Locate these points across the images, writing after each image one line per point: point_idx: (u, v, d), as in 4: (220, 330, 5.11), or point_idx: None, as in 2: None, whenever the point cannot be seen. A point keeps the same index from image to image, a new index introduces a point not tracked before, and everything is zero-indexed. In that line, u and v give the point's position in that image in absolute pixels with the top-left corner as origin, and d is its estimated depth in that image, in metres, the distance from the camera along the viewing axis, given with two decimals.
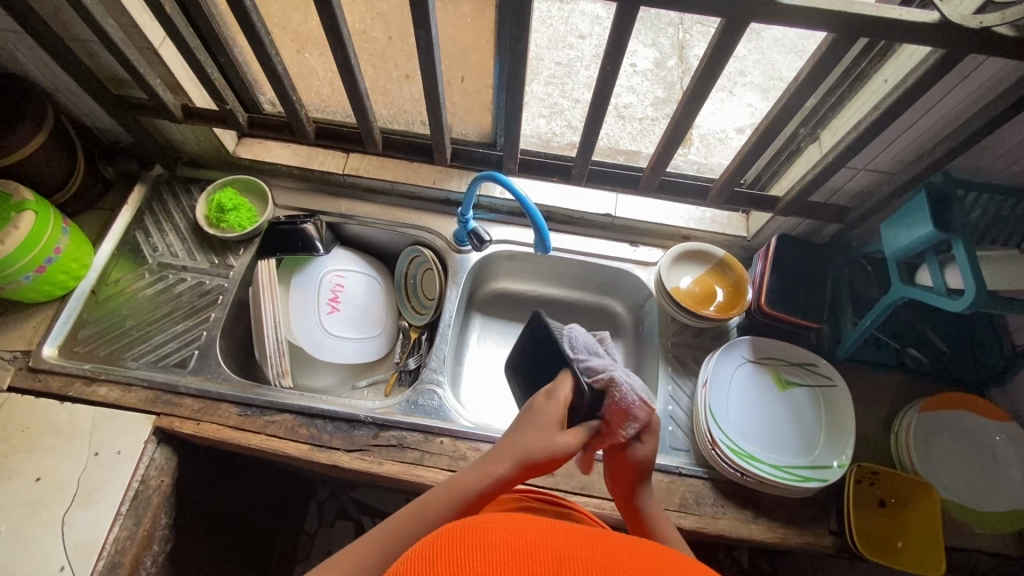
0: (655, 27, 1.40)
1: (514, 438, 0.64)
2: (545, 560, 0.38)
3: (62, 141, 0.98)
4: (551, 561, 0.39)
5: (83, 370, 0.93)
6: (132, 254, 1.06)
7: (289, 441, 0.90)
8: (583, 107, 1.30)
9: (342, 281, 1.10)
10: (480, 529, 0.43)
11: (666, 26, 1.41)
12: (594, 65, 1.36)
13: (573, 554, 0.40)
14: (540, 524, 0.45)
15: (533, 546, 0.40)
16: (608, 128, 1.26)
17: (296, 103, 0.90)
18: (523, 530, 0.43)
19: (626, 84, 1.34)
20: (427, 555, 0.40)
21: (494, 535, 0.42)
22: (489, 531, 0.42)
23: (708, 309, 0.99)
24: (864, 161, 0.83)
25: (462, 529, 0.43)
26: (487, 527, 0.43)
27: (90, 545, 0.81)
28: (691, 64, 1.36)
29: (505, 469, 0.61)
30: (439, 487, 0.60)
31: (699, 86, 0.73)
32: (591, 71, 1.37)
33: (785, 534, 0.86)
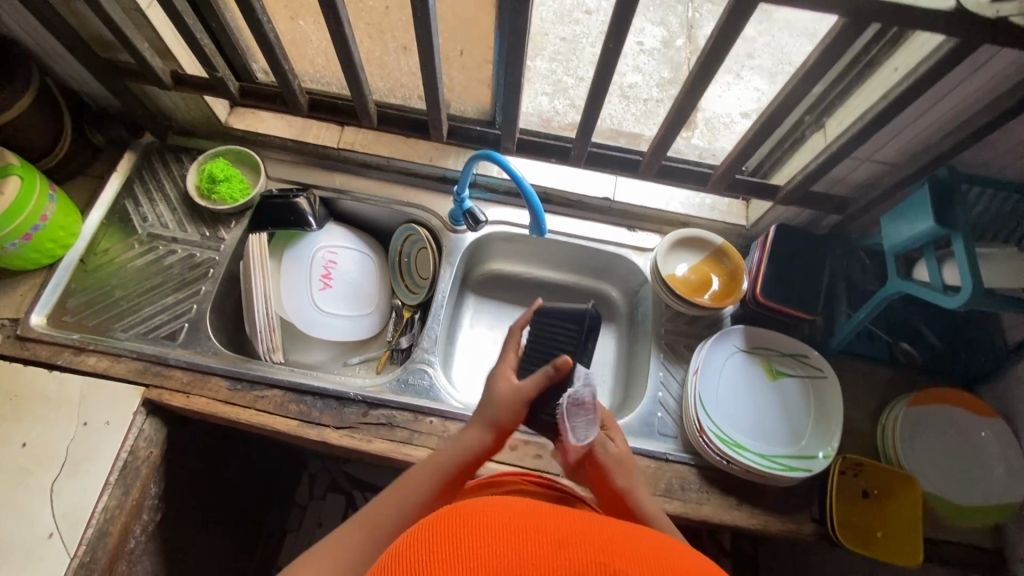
0: (664, 5, 1.36)
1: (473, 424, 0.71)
2: (547, 543, 0.35)
3: (49, 106, 0.95)
4: (553, 544, 0.35)
5: (72, 340, 0.93)
6: (122, 224, 1.04)
7: (278, 416, 0.89)
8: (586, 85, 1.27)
9: (335, 257, 1.09)
10: (489, 507, 0.39)
11: (675, 5, 1.37)
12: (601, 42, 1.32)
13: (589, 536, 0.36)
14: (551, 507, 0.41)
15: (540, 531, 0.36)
16: (611, 108, 1.24)
17: (289, 72, 0.86)
18: (532, 509, 0.39)
19: (632, 63, 1.31)
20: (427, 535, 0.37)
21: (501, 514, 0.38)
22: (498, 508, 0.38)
23: (703, 297, 0.99)
24: (869, 151, 0.81)
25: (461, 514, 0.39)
26: (488, 506, 0.39)
27: (80, 512, 0.82)
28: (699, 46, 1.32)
29: (481, 435, 0.70)
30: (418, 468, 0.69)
31: (704, 67, 0.71)
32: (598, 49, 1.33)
33: (767, 522, 0.87)
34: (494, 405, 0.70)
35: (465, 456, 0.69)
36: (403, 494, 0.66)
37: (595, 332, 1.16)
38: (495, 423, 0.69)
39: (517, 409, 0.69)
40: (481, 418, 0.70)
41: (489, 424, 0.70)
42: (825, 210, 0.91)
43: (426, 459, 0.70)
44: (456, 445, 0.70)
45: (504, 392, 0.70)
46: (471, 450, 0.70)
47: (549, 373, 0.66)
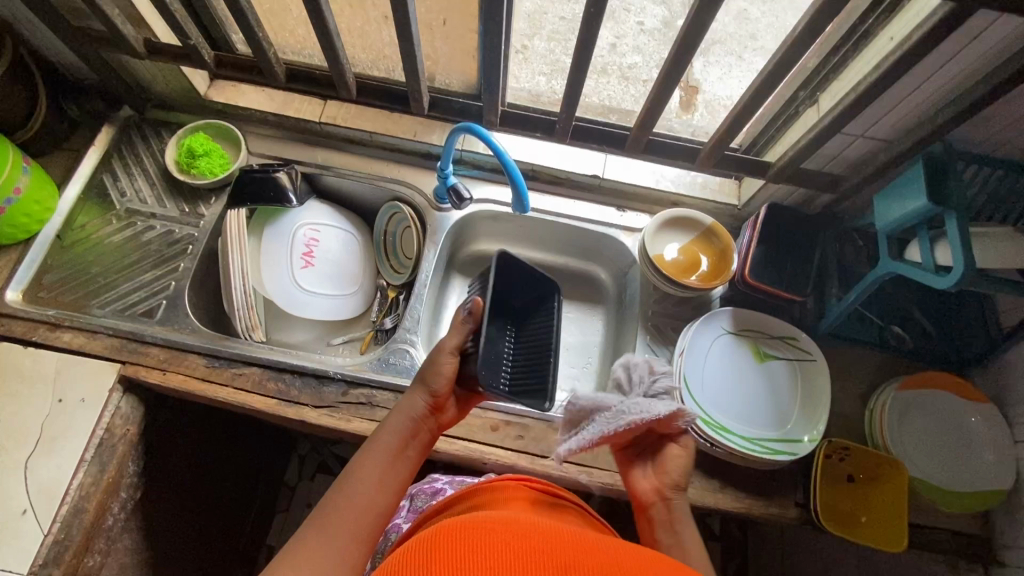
0: None
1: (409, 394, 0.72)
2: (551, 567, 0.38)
3: (20, 75, 0.92)
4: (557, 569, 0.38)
5: (47, 316, 0.91)
6: (99, 199, 1.02)
7: (256, 394, 0.88)
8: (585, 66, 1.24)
9: (317, 235, 1.06)
10: (485, 530, 0.42)
11: None
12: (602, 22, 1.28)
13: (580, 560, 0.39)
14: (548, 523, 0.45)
15: (536, 551, 0.39)
16: (607, 88, 1.21)
17: (262, 40, 0.82)
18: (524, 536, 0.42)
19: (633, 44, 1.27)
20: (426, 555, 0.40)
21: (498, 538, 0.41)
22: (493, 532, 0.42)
23: (691, 278, 0.96)
24: (861, 127, 0.78)
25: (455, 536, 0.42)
26: (486, 529, 0.42)
27: (55, 489, 0.82)
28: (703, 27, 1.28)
29: (418, 404, 0.71)
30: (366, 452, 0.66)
31: (686, 37, 0.67)
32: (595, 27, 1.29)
33: (750, 505, 0.86)
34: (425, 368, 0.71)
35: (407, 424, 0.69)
36: (356, 481, 0.62)
37: (584, 314, 1.14)
38: (429, 387, 0.71)
39: (451, 367, 0.70)
40: (415, 387, 0.72)
41: (424, 387, 0.71)
42: (817, 188, 0.88)
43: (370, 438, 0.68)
44: (397, 417, 0.69)
45: (433, 354, 0.72)
46: (412, 419, 0.69)
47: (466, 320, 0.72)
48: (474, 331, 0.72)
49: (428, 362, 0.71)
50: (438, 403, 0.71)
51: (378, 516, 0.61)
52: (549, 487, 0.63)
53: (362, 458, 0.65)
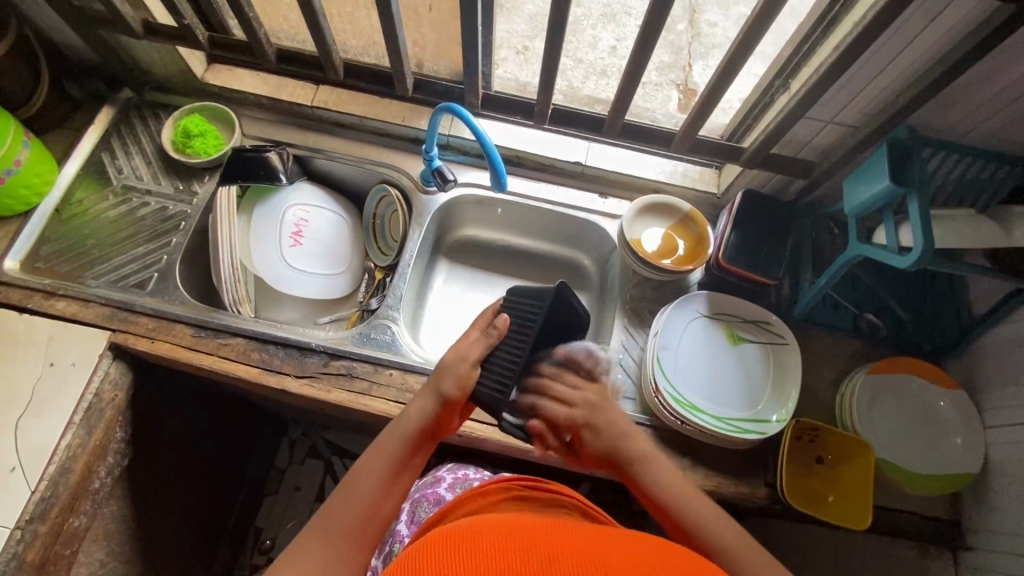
0: None
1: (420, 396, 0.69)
2: (539, 557, 0.41)
3: (24, 53, 0.97)
4: (543, 557, 0.41)
5: (42, 285, 0.94)
6: (97, 176, 1.06)
7: (240, 364, 0.91)
8: (584, 67, 1.26)
9: (307, 216, 1.09)
10: (469, 538, 0.44)
11: None
12: (602, 24, 1.30)
13: (563, 549, 0.42)
14: (546, 525, 0.48)
15: (522, 545, 0.42)
16: (600, 85, 1.24)
17: (253, 21, 0.85)
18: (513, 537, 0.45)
19: (631, 45, 1.30)
20: (414, 563, 0.41)
21: (485, 542, 0.43)
22: (478, 539, 0.44)
23: (666, 261, 0.98)
24: (829, 113, 0.81)
25: (456, 530, 0.47)
26: (475, 536, 0.45)
27: (43, 448, 0.84)
28: (702, 31, 1.31)
29: (425, 412, 0.68)
30: (369, 456, 0.66)
31: (652, 20, 0.70)
32: (591, 26, 1.31)
33: (720, 483, 0.87)
34: (440, 373, 0.69)
35: (415, 429, 0.67)
36: (356, 485, 0.63)
37: None
38: (441, 392, 0.68)
39: (469, 378, 0.68)
40: (427, 390, 0.69)
41: (436, 392, 0.68)
42: (791, 174, 0.90)
43: (375, 441, 0.67)
44: (404, 422, 0.68)
45: (451, 358, 0.70)
46: (419, 424, 0.67)
47: (491, 334, 0.71)
48: (498, 346, 0.71)
49: (440, 372, 0.69)
50: (448, 410, 0.68)
51: (377, 521, 0.62)
52: (559, 489, 0.72)
53: (365, 464, 0.65)
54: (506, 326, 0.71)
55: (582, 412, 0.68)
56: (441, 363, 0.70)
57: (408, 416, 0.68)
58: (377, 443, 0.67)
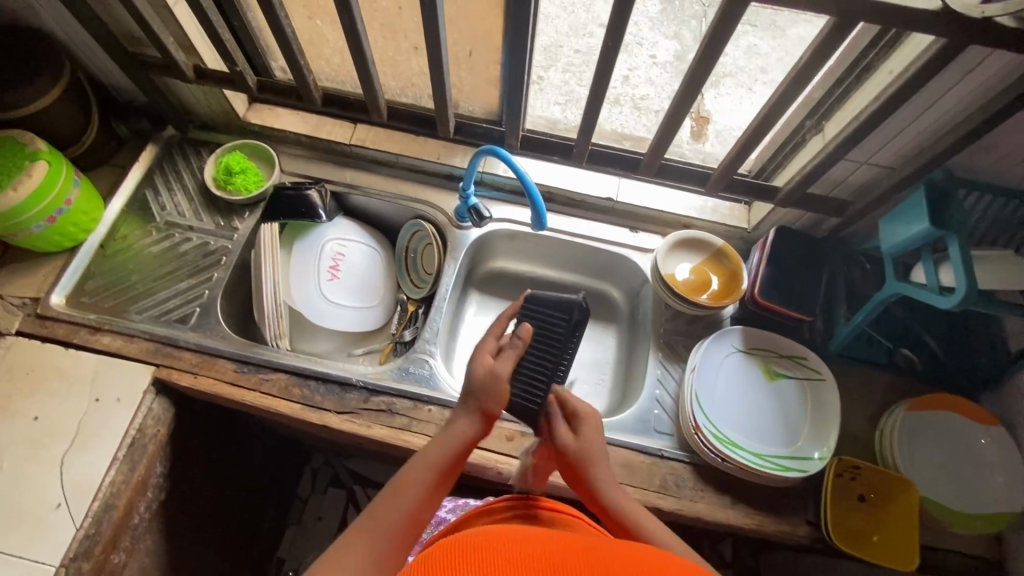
0: (679, 19, 1.38)
1: (458, 411, 0.72)
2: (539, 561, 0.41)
3: (77, 97, 1.00)
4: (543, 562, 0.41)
5: (88, 320, 0.96)
6: (141, 212, 1.08)
7: (282, 399, 0.92)
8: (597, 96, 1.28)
9: (343, 250, 1.12)
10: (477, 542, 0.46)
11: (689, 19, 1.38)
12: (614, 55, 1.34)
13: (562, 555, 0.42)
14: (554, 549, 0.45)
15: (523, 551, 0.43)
16: (620, 116, 1.26)
17: (303, 67, 0.88)
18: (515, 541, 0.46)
19: (644, 76, 1.32)
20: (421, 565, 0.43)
21: (490, 544, 0.45)
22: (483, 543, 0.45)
23: (702, 296, 0.99)
24: (864, 154, 0.83)
25: (463, 536, 0.48)
26: (482, 541, 0.46)
27: (88, 485, 0.85)
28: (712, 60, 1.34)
29: (467, 428, 0.70)
30: (409, 469, 0.67)
31: (695, 73, 0.72)
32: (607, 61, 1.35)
33: (761, 521, 0.87)
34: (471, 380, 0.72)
35: (459, 445, 0.69)
36: (398, 496, 0.64)
37: (596, 332, 1.17)
38: (481, 408, 0.71)
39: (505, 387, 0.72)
40: (466, 405, 0.72)
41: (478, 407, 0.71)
42: (824, 212, 0.92)
43: (416, 454, 0.69)
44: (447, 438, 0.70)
45: (483, 376, 0.72)
46: (461, 439, 0.70)
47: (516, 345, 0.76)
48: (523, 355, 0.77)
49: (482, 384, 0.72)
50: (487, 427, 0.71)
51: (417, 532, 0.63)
52: (556, 505, 0.69)
53: (408, 476, 0.66)
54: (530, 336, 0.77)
55: (579, 446, 0.71)
56: (481, 372, 0.72)
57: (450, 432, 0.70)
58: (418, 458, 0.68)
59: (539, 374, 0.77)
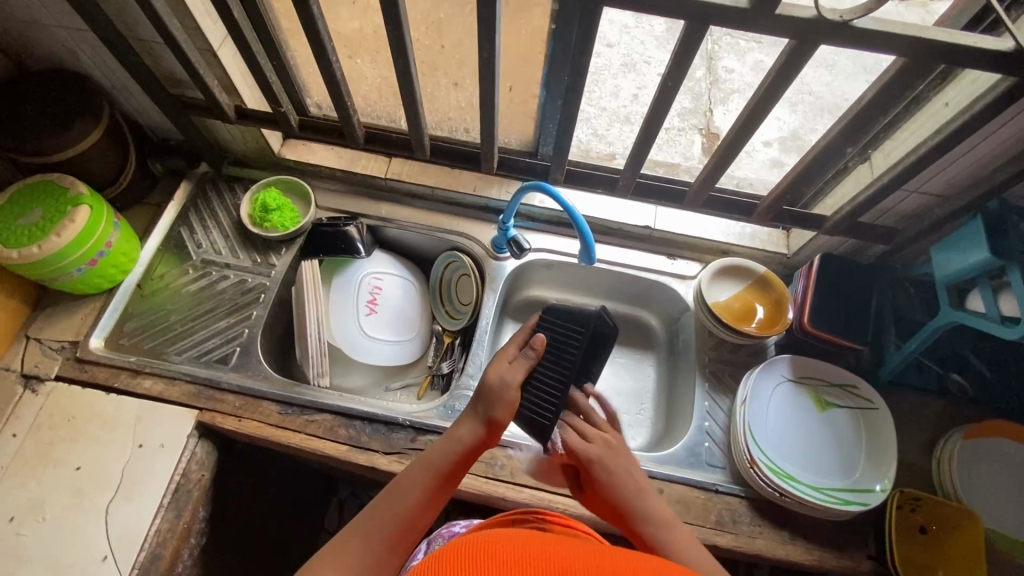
0: None
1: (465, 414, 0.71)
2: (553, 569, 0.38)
3: (115, 138, 1.00)
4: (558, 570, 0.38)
5: (129, 362, 0.95)
6: (177, 250, 1.07)
7: (328, 441, 0.91)
8: (608, 115, 1.28)
9: (380, 283, 1.11)
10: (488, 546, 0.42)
11: None
12: (622, 74, 1.34)
13: (576, 561, 0.39)
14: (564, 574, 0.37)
15: (535, 557, 0.40)
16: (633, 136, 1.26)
17: (350, 108, 0.88)
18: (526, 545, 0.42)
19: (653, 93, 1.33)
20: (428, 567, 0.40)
21: (501, 548, 0.41)
22: (498, 548, 0.41)
23: (749, 326, 0.99)
24: (917, 183, 0.82)
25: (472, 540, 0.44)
26: (493, 544, 0.42)
27: (134, 536, 0.83)
28: (720, 77, 1.34)
29: (470, 429, 0.69)
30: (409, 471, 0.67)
31: (752, 113, 0.71)
32: (617, 80, 1.35)
33: (822, 557, 0.85)
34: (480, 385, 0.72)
35: (460, 449, 0.67)
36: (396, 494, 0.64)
37: (634, 360, 1.16)
38: (485, 414, 0.69)
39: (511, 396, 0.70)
40: (473, 410, 0.70)
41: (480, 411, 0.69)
42: (872, 240, 0.92)
43: (420, 456, 0.68)
44: (451, 437, 0.68)
45: (494, 383, 0.71)
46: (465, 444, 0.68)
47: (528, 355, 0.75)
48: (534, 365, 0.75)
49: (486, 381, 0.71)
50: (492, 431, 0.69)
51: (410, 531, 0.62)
52: (564, 520, 0.68)
53: (409, 474, 0.66)
54: (543, 345, 0.75)
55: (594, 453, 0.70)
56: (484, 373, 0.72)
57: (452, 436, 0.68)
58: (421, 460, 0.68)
59: (557, 384, 0.74)
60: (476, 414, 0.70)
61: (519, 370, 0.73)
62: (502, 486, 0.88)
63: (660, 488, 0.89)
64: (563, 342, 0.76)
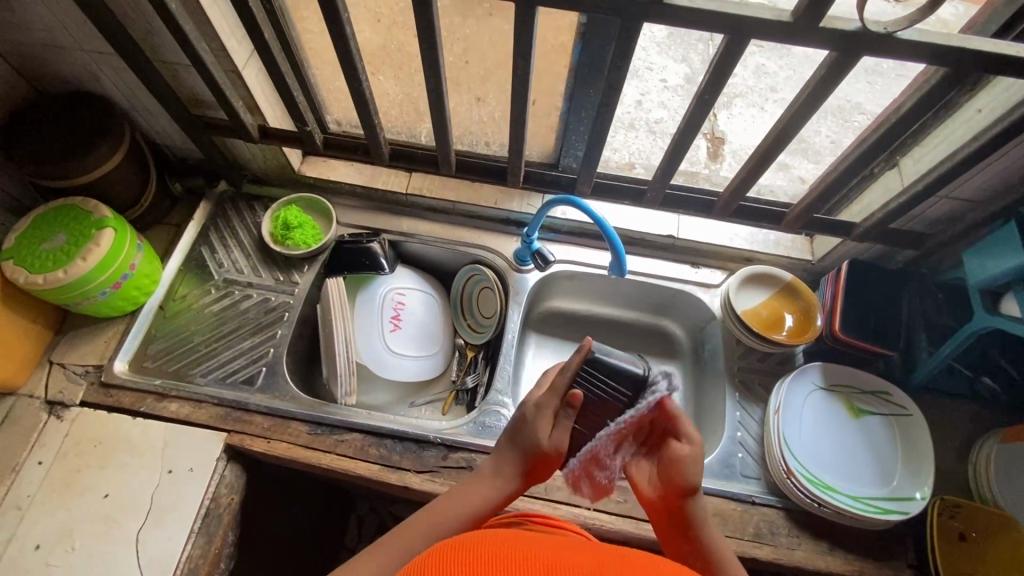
0: (685, 43, 1.34)
1: (504, 456, 0.68)
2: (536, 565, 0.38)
3: (136, 160, 1.00)
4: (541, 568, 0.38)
5: (154, 386, 0.94)
6: (198, 270, 1.07)
7: (359, 461, 0.90)
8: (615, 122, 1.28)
9: (403, 299, 1.10)
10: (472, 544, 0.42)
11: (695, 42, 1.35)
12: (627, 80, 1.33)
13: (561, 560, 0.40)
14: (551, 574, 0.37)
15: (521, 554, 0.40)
16: (639, 143, 1.26)
17: (376, 125, 0.87)
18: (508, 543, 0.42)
19: (658, 99, 1.32)
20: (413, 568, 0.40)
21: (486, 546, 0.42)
22: (483, 545, 0.42)
23: (779, 334, 0.98)
24: (949, 189, 0.82)
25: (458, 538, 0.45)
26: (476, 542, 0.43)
27: (166, 562, 0.82)
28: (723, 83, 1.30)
29: (512, 478, 0.67)
30: (439, 507, 0.64)
31: (788, 124, 0.71)
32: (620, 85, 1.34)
33: (863, 567, 0.84)
34: (526, 435, 0.67)
35: (497, 495, 0.66)
36: (425, 529, 0.62)
37: (659, 369, 1.15)
38: (527, 455, 0.67)
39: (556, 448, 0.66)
40: (517, 454, 0.67)
41: (525, 454, 0.67)
42: (901, 245, 0.92)
43: (452, 493, 0.66)
44: (491, 483, 0.66)
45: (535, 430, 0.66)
46: (498, 493, 0.66)
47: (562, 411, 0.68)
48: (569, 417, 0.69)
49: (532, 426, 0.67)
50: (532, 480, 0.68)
51: None
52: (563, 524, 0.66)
53: (438, 510, 0.64)
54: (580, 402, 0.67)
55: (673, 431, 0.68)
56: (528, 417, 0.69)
57: (491, 482, 0.66)
58: (455, 495, 0.65)
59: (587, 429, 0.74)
60: (519, 459, 0.67)
61: (568, 436, 0.67)
62: (537, 503, 0.87)
63: None
64: (606, 398, 0.70)
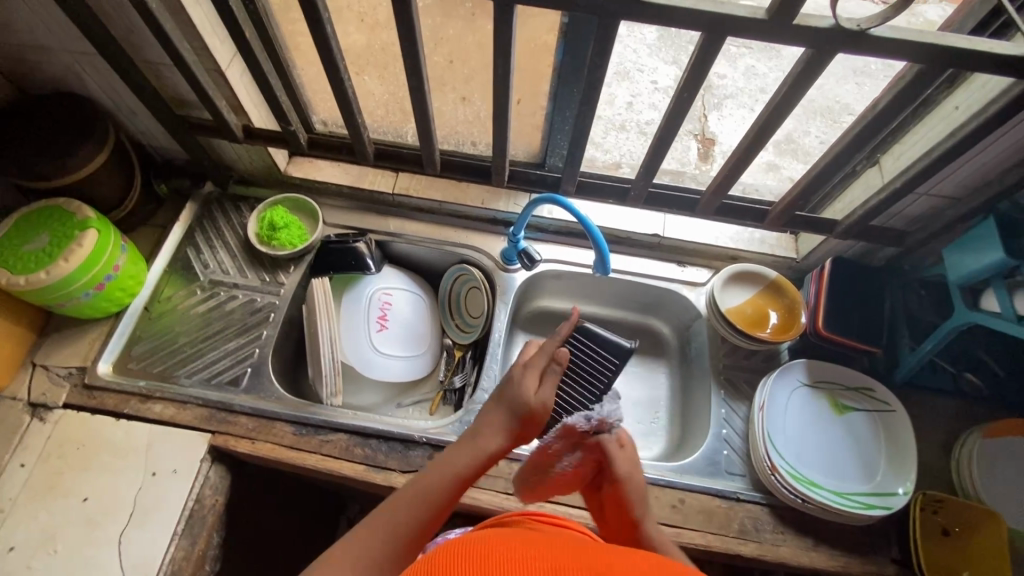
0: (675, 44, 1.36)
1: (490, 417, 0.68)
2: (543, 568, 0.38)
3: (120, 161, 1.00)
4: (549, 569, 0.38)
5: (138, 387, 0.94)
6: (183, 271, 1.06)
7: (344, 460, 0.89)
8: (606, 123, 1.29)
9: (390, 298, 1.10)
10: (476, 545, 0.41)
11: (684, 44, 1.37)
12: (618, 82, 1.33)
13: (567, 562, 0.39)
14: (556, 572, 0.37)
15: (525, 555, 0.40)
16: (630, 145, 1.26)
17: (360, 124, 0.87)
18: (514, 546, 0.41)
19: (648, 101, 1.33)
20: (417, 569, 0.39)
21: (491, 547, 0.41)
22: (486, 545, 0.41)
23: (763, 331, 0.99)
24: (928, 187, 0.82)
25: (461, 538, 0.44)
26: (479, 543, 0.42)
27: (149, 564, 0.81)
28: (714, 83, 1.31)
29: (497, 435, 0.67)
30: (425, 471, 0.63)
31: (767, 121, 0.71)
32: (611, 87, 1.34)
33: (847, 563, 0.84)
34: (515, 389, 0.69)
35: (485, 452, 0.65)
36: (411, 491, 0.60)
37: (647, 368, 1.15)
38: (515, 411, 0.68)
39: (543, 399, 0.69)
40: (501, 410, 0.69)
41: (510, 409, 0.68)
42: (882, 243, 0.92)
43: (439, 457, 0.65)
44: (478, 441, 0.66)
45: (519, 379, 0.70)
46: (485, 451, 0.65)
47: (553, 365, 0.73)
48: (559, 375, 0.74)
49: (515, 382, 0.70)
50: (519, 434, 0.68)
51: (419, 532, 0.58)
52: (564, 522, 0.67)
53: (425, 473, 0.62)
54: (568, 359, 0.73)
55: None
56: (509, 375, 0.72)
57: (478, 441, 0.66)
58: (441, 459, 0.65)
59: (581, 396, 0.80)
60: (503, 416, 0.68)
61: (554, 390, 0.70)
62: (523, 502, 0.87)
63: (681, 498, 0.88)
64: None
